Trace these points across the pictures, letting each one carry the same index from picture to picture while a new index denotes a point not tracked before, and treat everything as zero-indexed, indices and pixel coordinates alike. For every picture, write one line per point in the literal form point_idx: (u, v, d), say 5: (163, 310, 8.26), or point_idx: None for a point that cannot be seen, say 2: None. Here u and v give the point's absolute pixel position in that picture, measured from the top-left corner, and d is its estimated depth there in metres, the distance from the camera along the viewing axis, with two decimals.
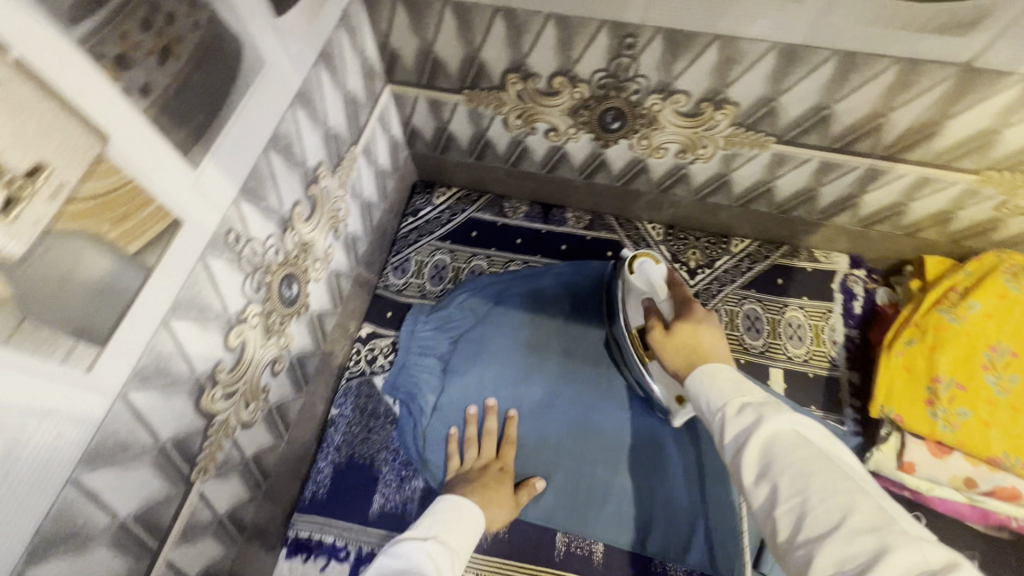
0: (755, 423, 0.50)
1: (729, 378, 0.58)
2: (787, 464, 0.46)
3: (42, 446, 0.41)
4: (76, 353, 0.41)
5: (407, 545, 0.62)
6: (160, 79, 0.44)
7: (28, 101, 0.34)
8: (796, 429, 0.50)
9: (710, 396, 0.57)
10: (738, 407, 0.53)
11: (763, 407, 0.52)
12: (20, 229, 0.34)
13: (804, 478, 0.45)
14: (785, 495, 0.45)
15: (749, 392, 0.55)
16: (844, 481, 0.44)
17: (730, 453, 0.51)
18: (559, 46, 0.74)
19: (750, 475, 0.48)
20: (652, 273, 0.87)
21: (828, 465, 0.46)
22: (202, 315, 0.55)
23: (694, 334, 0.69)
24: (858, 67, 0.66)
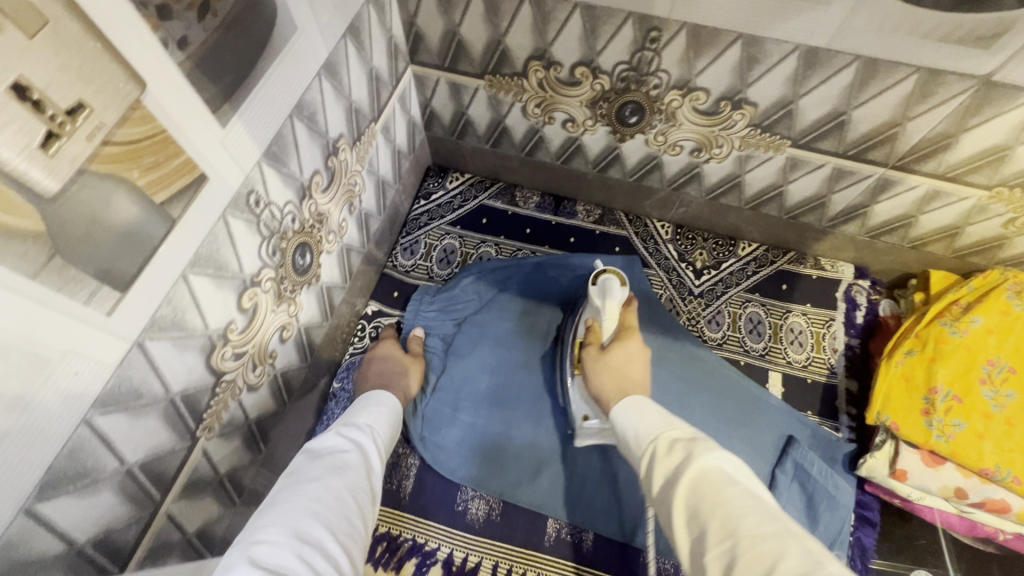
0: (687, 461, 0.55)
1: (650, 413, 0.66)
2: (717, 506, 0.49)
3: (63, 384, 0.41)
4: (98, 295, 0.42)
5: (325, 434, 0.68)
6: (198, 34, 0.44)
7: (77, 41, 0.34)
8: (723, 468, 0.54)
9: (639, 431, 0.64)
10: (666, 443, 0.59)
11: (694, 444, 0.57)
12: (57, 165, 0.35)
13: (735, 520, 0.47)
14: (716, 539, 0.47)
15: (676, 427, 0.62)
16: (775, 524, 0.46)
17: (662, 493, 0.55)
18: (585, 36, 0.74)
19: (682, 518, 0.51)
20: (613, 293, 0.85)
21: (756, 506, 0.48)
22: (219, 273, 0.56)
23: (625, 361, 0.78)
24: (879, 74, 0.67)
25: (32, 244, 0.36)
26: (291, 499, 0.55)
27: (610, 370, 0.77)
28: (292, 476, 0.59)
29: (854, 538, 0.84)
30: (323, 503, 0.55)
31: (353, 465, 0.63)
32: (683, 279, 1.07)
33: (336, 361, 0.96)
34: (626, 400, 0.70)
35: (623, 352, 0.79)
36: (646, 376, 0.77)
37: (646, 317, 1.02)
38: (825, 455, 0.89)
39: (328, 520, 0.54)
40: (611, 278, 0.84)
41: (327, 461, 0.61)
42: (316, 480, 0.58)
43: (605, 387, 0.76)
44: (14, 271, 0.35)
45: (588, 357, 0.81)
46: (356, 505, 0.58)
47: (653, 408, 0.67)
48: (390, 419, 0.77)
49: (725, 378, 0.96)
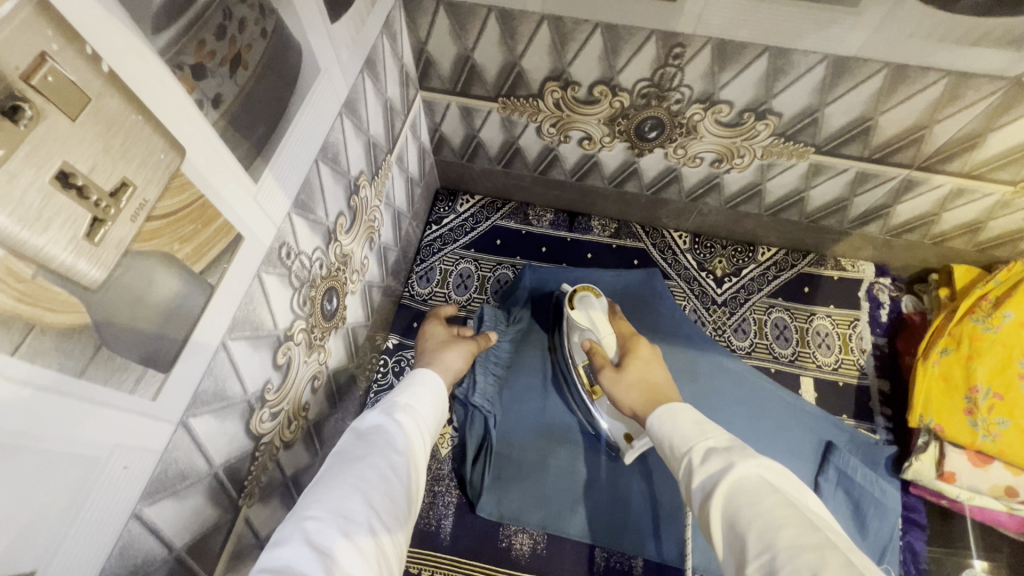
0: (722, 471, 0.53)
1: (685, 420, 0.63)
2: (756, 518, 0.47)
3: (112, 481, 0.38)
4: (144, 380, 0.39)
5: (374, 407, 0.66)
6: (231, 90, 0.42)
7: (119, 116, 0.31)
8: (763, 474, 0.52)
9: (675, 442, 0.62)
10: (703, 453, 0.57)
11: (731, 452, 0.55)
12: (102, 253, 0.32)
13: (773, 532, 0.45)
14: (754, 553, 0.45)
15: (713, 435, 0.59)
16: (815, 535, 0.44)
17: (701, 503, 0.54)
18: (605, 55, 0.72)
19: (721, 528, 0.50)
20: (594, 307, 0.87)
21: (794, 517, 0.46)
22: (256, 334, 0.53)
23: (645, 371, 0.76)
24: (907, 80, 0.66)
25: (78, 341, 0.33)
26: (338, 478, 0.54)
27: (636, 381, 0.74)
28: (342, 454, 0.59)
29: (904, 543, 0.83)
30: (369, 484, 0.54)
31: (401, 446, 0.61)
32: (705, 288, 1.06)
33: (362, 401, 0.93)
34: (661, 410, 0.67)
35: (639, 362, 0.77)
36: (669, 378, 0.75)
37: (673, 329, 1.00)
38: (867, 459, 0.89)
39: (373, 504, 0.52)
40: (587, 294, 0.87)
41: (375, 440, 0.60)
42: (364, 460, 0.57)
43: (634, 401, 0.72)
44: (60, 371, 0.32)
45: (606, 380, 0.77)
46: (401, 489, 0.56)
47: (686, 414, 0.64)
48: (436, 398, 0.73)
49: (759, 389, 0.94)
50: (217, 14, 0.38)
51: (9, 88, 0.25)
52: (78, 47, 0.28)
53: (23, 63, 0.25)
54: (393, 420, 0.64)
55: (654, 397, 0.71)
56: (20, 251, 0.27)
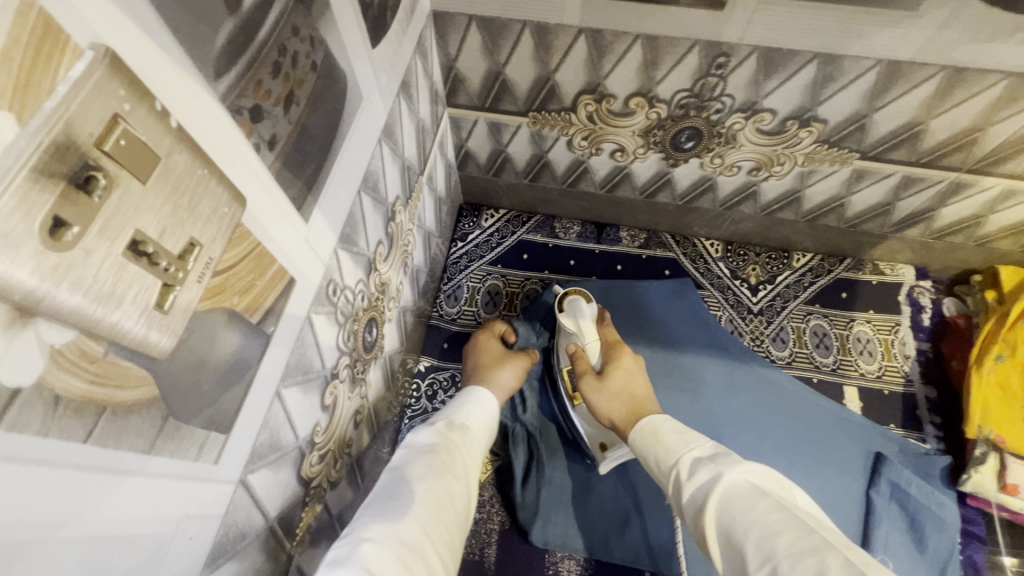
0: (712, 481, 0.51)
1: (665, 431, 0.62)
2: (750, 526, 0.46)
3: (179, 554, 0.35)
4: (208, 445, 0.36)
5: (427, 425, 0.65)
6: (284, 129, 0.39)
7: (186, 173, 0.29)
8: (750, 479, 0.50)
9: (658, 457, 0.60)
10: (686, 463, 0.55)
11: (717, 461, 0.54)
12: (171, 320, 0.30)
13: (771, 540, 0.43)
14: (754, 564, 0.43)
15: (696, 444, 0.57)
16: (812, 538, 0.42)
17: (694, 515, 0.51)
18: (643, 67, 0.70)
19: (716, 541, 0.48)
20: (582, 312, 0.86)
21: (789, 519, 0.45)
22: (306, 377, 0.50)
23: (626, 380, 0.74)
24: (964, 83, 0.63)
25: (145, 415, 0.30)
26: (394, 500, 0.52)
27: (616, 390, 0.73)
28: (396, 473, 0.56)
29: (965, 556, 0.81)
30: (425, 509, 0.51)
31: (454, 470, 0.58)
32: (739, 297, 1.04)
33: (397, 428, 0.91)
34: (644, 423, 0.65)
35: (620, 370, 0.75)
36: (650, 390, 0.73)
37: (710, 343, 0.96)
38: (919, 470, 0.86)
39: (427, 533, 0.49)
40: (576, 299, 0.87)
41: (431, 462, 0.57)
42: (421, 484, 0.54)
43: (614, 414, 0.71)
44: (131, 451, 0.30)
45: (587, 388, 0.75)
46: (454, 518, 0.54)
47: (669, 424, 0.63)
48: (489, 420, 0.71)
49: (804, 400, 0.91)
50: (272, 51, 0.36)
51: (83, 156, 0.22)
52: (148, 105, 0.26)
53: (96, 129, 0.23)
54: (451, 443, 0.61)
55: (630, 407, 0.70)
56: (94, 331, 0.25)
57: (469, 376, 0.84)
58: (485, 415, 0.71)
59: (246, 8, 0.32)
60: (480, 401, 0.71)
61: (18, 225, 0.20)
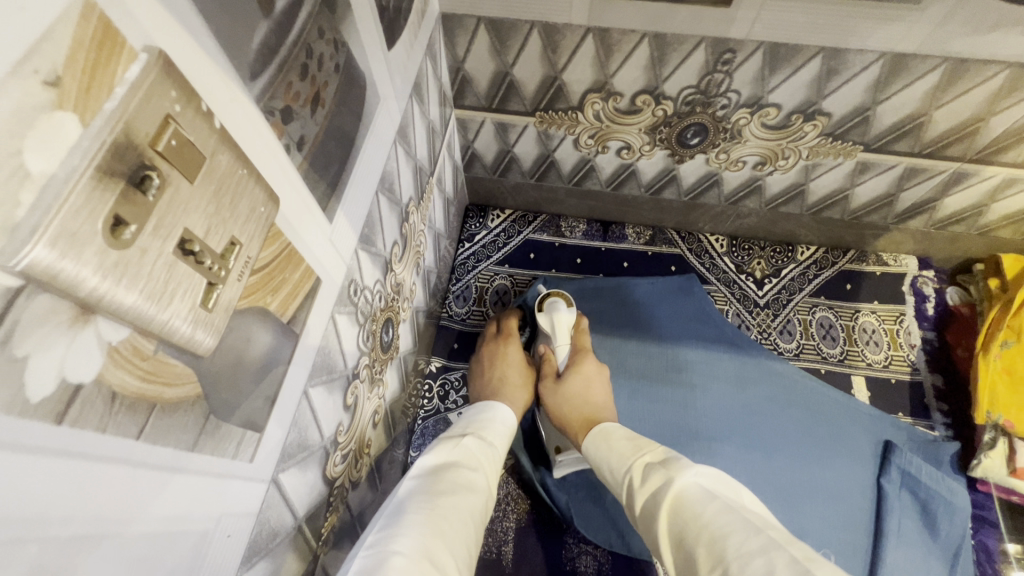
0: (665, 486, 0.52)
1: (619, 441, 0.63)
2: (701, 528, 0.46)
3: (219, 549, 0.36)
4: (244, 443, 0.37)
5: (443, 439, 0.65)
6: (312, 130, 0.40)
7: (228, 172, 0.29)
8: (699, 480, 0.51)
9: (613, 465, 0.61)
10: (639, 471, 0.57)
11: (668, 467, 0.54)
12: (214, 319, 0.30)
13: (720, 542, 0.43)
14: (705, 569, 0.43)
15: (649, 451, 0.59)
16: (760, 538, 0.42)
17: (650, 523, 0.52)
18: (651, 65, 0.71)
19: (670, 547, 0.48)
20: (560, 316, 0.85)
21: (736, 520, 0.45)
22: (330, 377, 0.51)
23: (584, 386, 0.75)
24: (966, 75, 0.64)
25: (190, 413, 0.31)
26: (412, 512, 0.52)
27: (574, 397, 0.74)
28: (418, 482, 0.57)
29: (977, 541, 0.83)
30: (448, 520, 0.52)
31: (472, 485, 0.58)
32: (746, 291, 1.05)
33: (410, 429, 0.92)
34: (598, 428, 0.68)
35: (581, 377, 0.76)
36: (607, 399, 0.74)
37: (718, 338, 0.97)
38: (930, 458, 0.87)
39: (450, 544, 0.49)
40: (557, 300, 0.86)
41: (452, 472, 0.58)
42: (443, 495, 0.55)
43: (570, 421, 0.74)
44: (176, 448, 0.30)
45: (546, 391, 0.78)
46: (472, 531, 0.54)
47: (620, 432, 0.65)
48: (506, 433, 0.71)
49: (815, 391, 0.91)
50: (300, 53, 0.36)
51: (140, 156, 0.23)
52: (196, 106, 0.26)
53: (151, 129, 0.24)
54: (467, 458, 0.62)
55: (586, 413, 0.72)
56: (147, 329, 0.26)
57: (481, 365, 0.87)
58: (501, 427, 0.71)
59: (277, 11, 0.33)
60: (495, 413, 0.72)
61: (85, 224, 0.21)
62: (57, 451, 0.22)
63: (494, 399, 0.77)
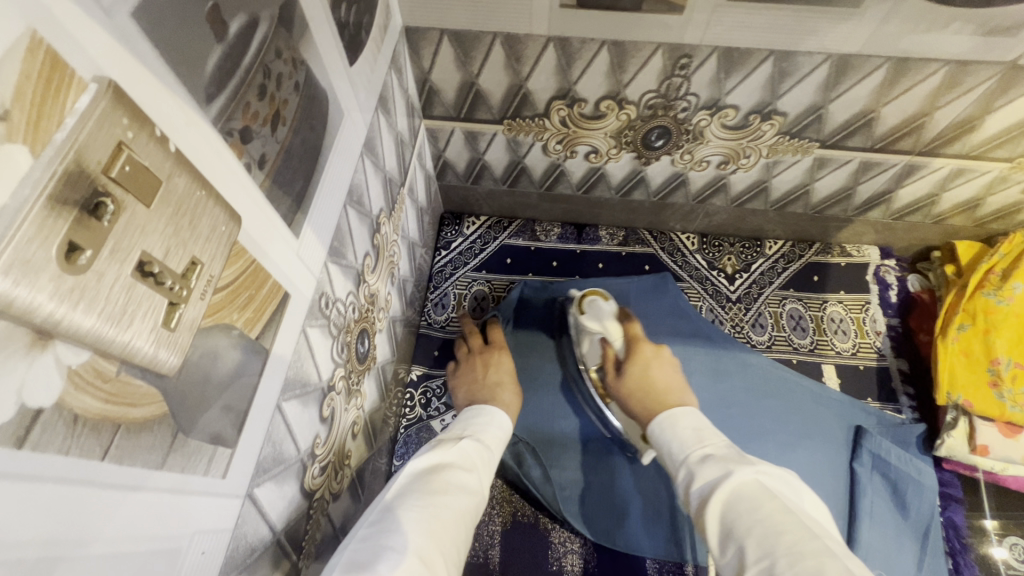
0: (722, 477, 0.52)
1: (684, 426, 0.63)
2: (753, 523, 0.47)
3: (194, 565, 0.36)
4: (216, 459, 0.37)
5: (442, 440, 0.65)
6: (273, 148, 0.40)
7: (186, 193, 0.30)
8: (759, 479, 0.51)
9: (673, 449, 0.61)
10: (698, 457, 0.57)
11: (727, 460, 0.54)
12: (178, 337, 0.31)
13: (774, 538, 0.45)
14: (754, 558, 0.45)
15: (711, 442, 0.59)
16: (816, 543, 0.44)
17: (698, 510, 0.53)
18: (611, 71, 0.73)
19: (716, 535, 0.50)
20: (606, 314, 0.87)
21: (793, 523, 0.46)
22: (304, 390, 0.51)
23: (644, 372, 0.75)
24: (909, 72, 0.68)
25: (157, 432, 0.31)
26: (405, 510, 0.52)
27: (635, 386, 0.74)
28: (414, 479, 0.58)
29: (946, 518, 0.86)
30: (441, 520, 0.53)
31: (467, 486, 0.59)
32: (718, 287, 1.07)
33: (393, 439, 0.92)
34: (660, 415, 0.67)
35: (640, 364, 0.77)
36: (674, 379, 0.74)
37: (693, 333, 0.99)
38: (897, 440, 0.90)
39: (441, 545, 0.50)
40: (596, 299, 0.89)
41: (449, 471, 0.59)
42: (438, 493, 0.55)
43: (639, 409, 0.72)
44: (145, 467, 0.30)
45: (614, 383, 0.78)
46: (464, 532, 0.55)
47: (686, 418, 0.64)
48: (501, 437, 0.71)
49: (786, 381, 0.93)
50: (258, 74, 0.37)
51: (93, 182, 0.24)
52: (149, 131, 0.27)
53: (103, 157, 0.24)
54: (462, 461, 0.62)
55: (648, 400, 0.72)
56: (107, 350, 0.26)
57: (472, 374, 0.87)
58: (496, 431, 0.71)
59: (232, 33, 0.33)
60: (492, 418, 0.72)
61: (38, 251, 0.22)
62: (18, 476, 0.22)
63: (495, 405, 0.77)
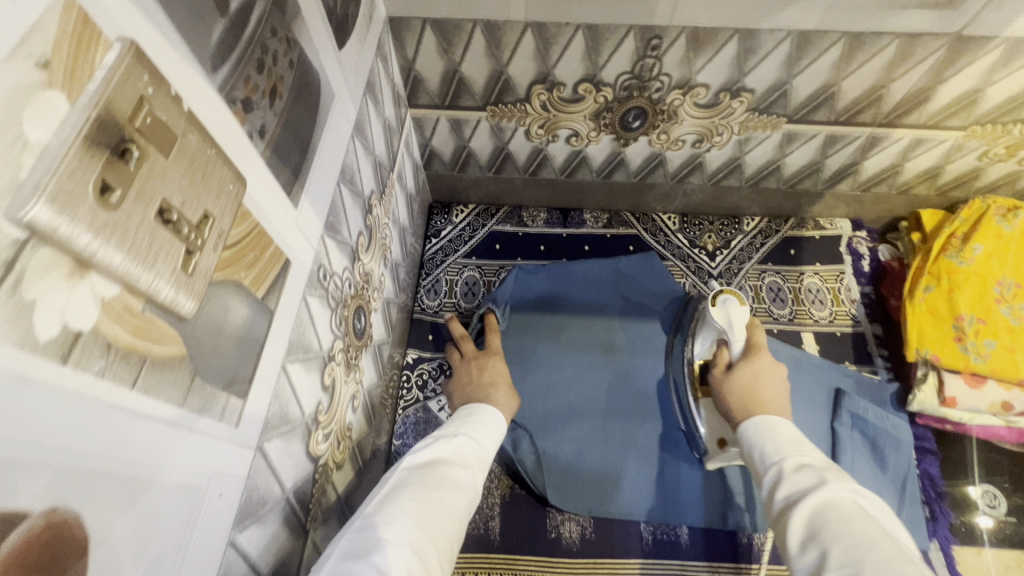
0: (816, 484, 0.52)
1: (783, 434, 0.63)
2: (842, 532, 0.46)
3: (213, 507, 0.39)
4: (229, 408, 0.40)
5: (438, 438, 0.68)
6: (272, 120, 0.43)
7: (198, 150, 0.33)
8: (856, 499, 0.50)
9: (765, 450, 0.62)
10: (794, 465, 0.56)
11: (825, 471, 0.54)
12: (194, 282, 0.34)
13: (864, 547, 0.43)
14: (835, 565, 0.44)
15: (809, 453, 0.58)
16: (910, 562, 0.42)
17: (783, 514, 0.53)
18: (587, 54, 0.76)
19: (796, 538, 0.49)
20: (735, 313, 0.83)
21: (888, 542, 0.44)
22: (307, 356, 0.54)
23: (754, 378, 0.75)
24: (864, 46, 0.72)
25: (177, 370, 0.34)
26: (400, 503, 0.55)
27: (737, 385, 0.75)
28: (409, 474, 0.60)
29: (922, 470, 0.91)
30: (434, 512, 0.55)
31: (460, 482, 0.61)
32: (699, 263, 1.11)
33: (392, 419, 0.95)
34: (757, 416, 0.68)
35: (750, 369, 0.76)
36: (783, 391, 0.72)
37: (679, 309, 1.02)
38: (874, 399, 0.95)
39: (434, 537, 0.53)
40: (730, 298, 0.84)
41: (443, 467, 0.62)
42: (433, 487, 0.58)
43: (734, 406, 0.73)
44: (168, 402, 0.33)
45: (715, 379, 0.80)
46: (457, 528, 0.57)
47: (786, 430, 0.64)
48: (493, 433, 0.73)
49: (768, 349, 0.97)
50: (256, 50, 0.40)
51: (121, 130, 0.27)
52: (166, 89, 0.30)
53: (129, 109, 0.27)
54: (455, 457, 0.64)
55: (749, 404, 0.71)
56: (134, 286, 0.29)
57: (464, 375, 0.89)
58: (488, 428, 0.74)
59: (232, 9, 0.37)
60: (488, 418, 0.75)
61: (78, 186, 0.24)
62: (60, 386, 0.25)
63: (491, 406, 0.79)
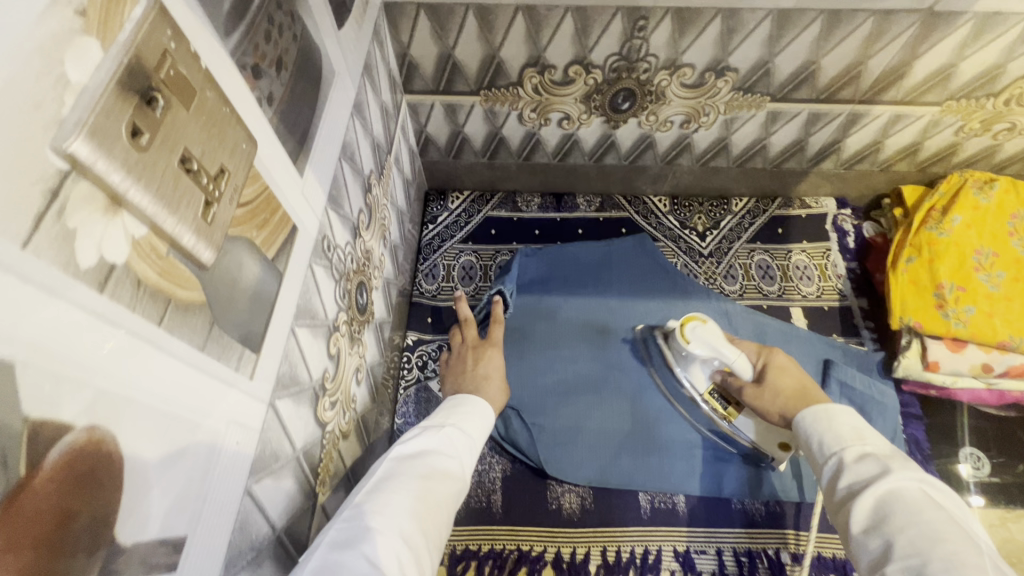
0: (881, 474, 0.51)
1: (843, 422, 0.59)
2: (910, 526, 0.46)
3: (231, 453, 0.41)
4: (244, 359, 0.42)
5: (428, 428, 0.68)
6: (278, 89, 0.45)
7: (215, 107, 0.35)
8: (924, 490, 0.49)
9: (824, 440, 0.59)
10: (856, 454, 0.55)
11: (892, 461, 0.52)
12: (213, 231, 0.36)
13: (933, 543, 0.44)
14: (902, 554, 0.45)
15: (873, 442, 0.56)
16: (979, 558, 0.43)
17: (844, 502, 0.53)
18: (577, 36, 0.79)
19: (860, 523, 0.50)
20: (712, 338, 0.83)
21: (960, 536, 0.44)
22: (313, 323, 0.56)
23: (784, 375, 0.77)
24: (841, 23, 0.76)
25: (199, 314, 0.36)
26: (391, 494, 0.55)
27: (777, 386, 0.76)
28: (399, 465, 0.60)
29: (908, 434, 0.94)
30: (425, 505, 0.56)
31: (449, 472, 0.62)
32: (690, 244, 1.14)
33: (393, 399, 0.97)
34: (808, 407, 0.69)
35: (774, 367, 0.78)
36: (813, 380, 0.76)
37: (671, 287, 1.04)
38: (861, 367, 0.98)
39: (424, 530, 0.54)
40: (699, 326, 0.84)
41: (432, 458, 0.62)
42: (423, 479, 0.59)
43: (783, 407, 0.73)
44: (190, 344, 0.35)
45: (753, 399, 0.79)
46: (446, 519, 0.58)
47: (845, 416, 0.60)
48: (479, 422, 0.75)
49: (758, 324, 1.00)
50: (263, 21, 0.42)
51: (148, 78, 0.29)
52: (186, 46, 0.32)
53: (155, 60, 0.30)
54: (445, 447, 0.65)
55: (808, 400, 0.71)
56: (159, 228, 0.31)
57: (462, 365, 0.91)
58: (478, 418, 0.75)
59: None
60: (473, 407, 0.76)
61: (114, 125, 0.27)
62: (97, 312, 0.27)
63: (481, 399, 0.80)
